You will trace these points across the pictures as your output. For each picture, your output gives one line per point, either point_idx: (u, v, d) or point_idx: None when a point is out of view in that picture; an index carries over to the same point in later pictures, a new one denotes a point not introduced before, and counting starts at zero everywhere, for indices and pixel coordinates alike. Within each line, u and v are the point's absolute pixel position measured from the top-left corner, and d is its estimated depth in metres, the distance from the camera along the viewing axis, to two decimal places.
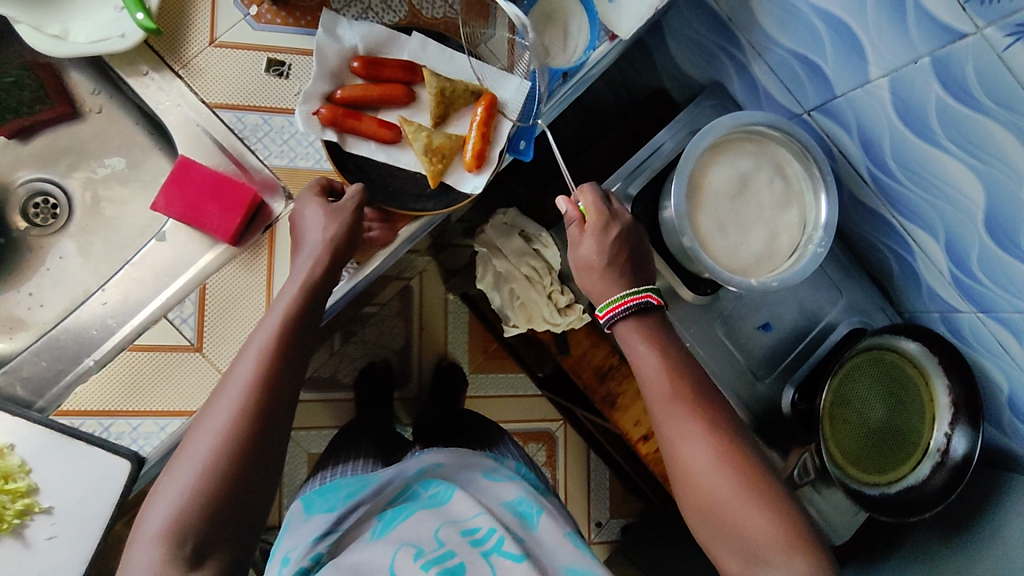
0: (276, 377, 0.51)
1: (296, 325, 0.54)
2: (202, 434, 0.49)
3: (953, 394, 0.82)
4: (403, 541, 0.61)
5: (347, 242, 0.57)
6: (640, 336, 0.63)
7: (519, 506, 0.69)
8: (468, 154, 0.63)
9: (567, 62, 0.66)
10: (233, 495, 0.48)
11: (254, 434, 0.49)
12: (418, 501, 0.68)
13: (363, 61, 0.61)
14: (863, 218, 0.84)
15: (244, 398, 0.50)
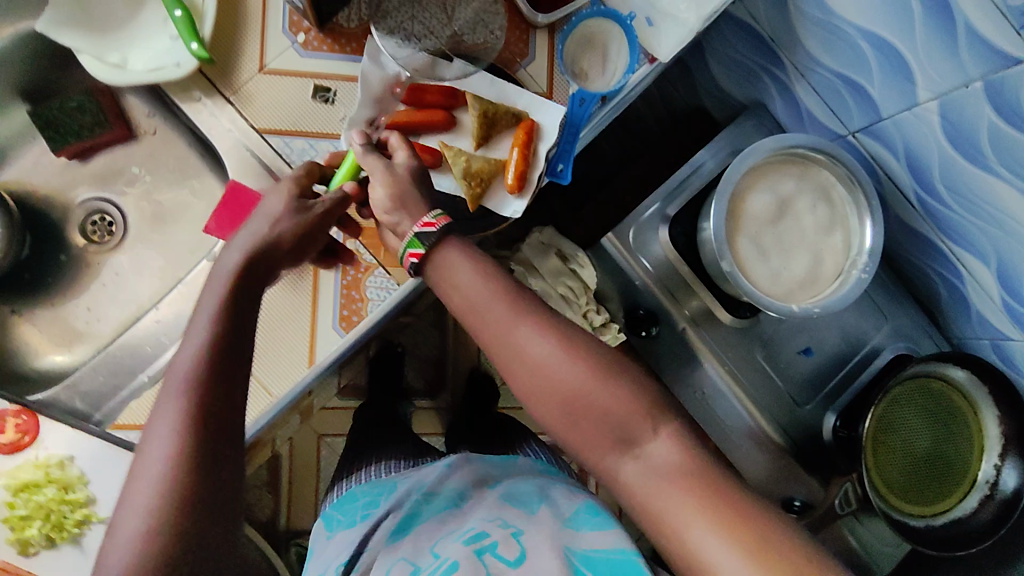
0: (225, 364, 0.47)
1: (238, 295, 0.51)
2: (159, 433, 0.44)
3: (1004, 427, 0.80)
4: (399, 560, 0.58)
5: (304, 225, 0.55)
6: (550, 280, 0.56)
7: (524, 501, 0.62)
8: (509, 177, 0.64)
9: (605, 87, 0.68)
10: (205, 485, 0.43)
11: (214, 423, 0.45)
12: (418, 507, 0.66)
13: (406, 88, 0.63)
14: (909, 242, 0.82)
15: (196, 386, 0.46)
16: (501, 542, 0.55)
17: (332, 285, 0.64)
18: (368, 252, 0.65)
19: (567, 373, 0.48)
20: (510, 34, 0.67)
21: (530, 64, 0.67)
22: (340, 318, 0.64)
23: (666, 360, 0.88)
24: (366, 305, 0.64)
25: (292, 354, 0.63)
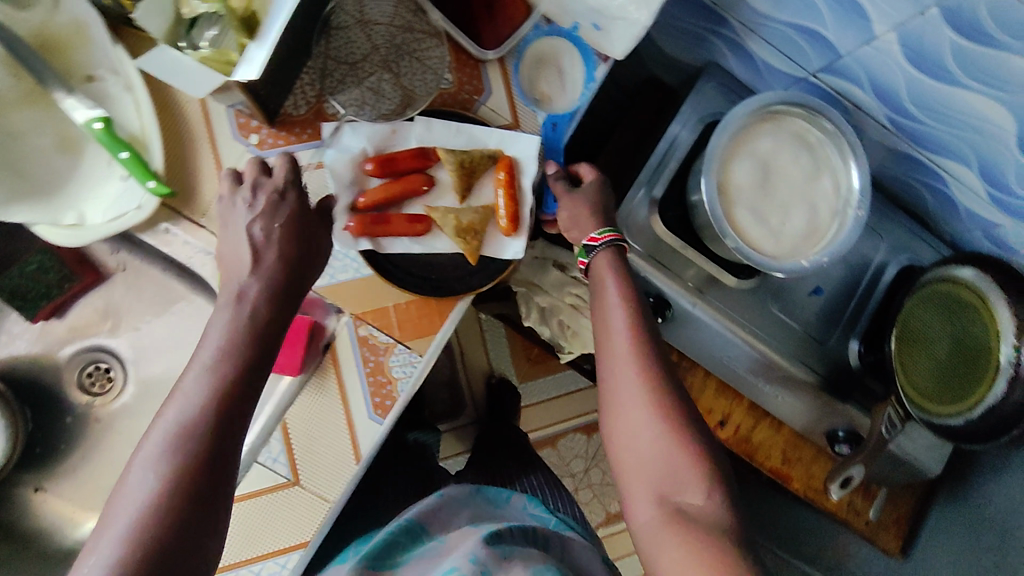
0: (208, 435, 0.42)
1: (251, 351, 0.46)
2: (138, 474, 0.41)
3: (1014, 309, 0.73)
4: None
5: (293, 267, 0.50)
6: (614, 276, 0.59)
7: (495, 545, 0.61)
8: (502, 220, 0.63)
9: (569, 101, 0.67)
10: (168, 562, 0.39)
11: (186, 502, 0.40)
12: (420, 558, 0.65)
13: (376, 162, 0.61)
14: (890, 161, 0.82)
15: (183, 445, 0.41)
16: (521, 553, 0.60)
17: (355, 374, 0.62)
18: (382, 333, 0.63)
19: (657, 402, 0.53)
20: (461, 72, 0.66)
21: (488, 98, 0.66)
22: (373, 406, 0.62)
23: (686, 337, 0.88)
24: (394, 386, 0.63)
25: (336, 456, 0.62)
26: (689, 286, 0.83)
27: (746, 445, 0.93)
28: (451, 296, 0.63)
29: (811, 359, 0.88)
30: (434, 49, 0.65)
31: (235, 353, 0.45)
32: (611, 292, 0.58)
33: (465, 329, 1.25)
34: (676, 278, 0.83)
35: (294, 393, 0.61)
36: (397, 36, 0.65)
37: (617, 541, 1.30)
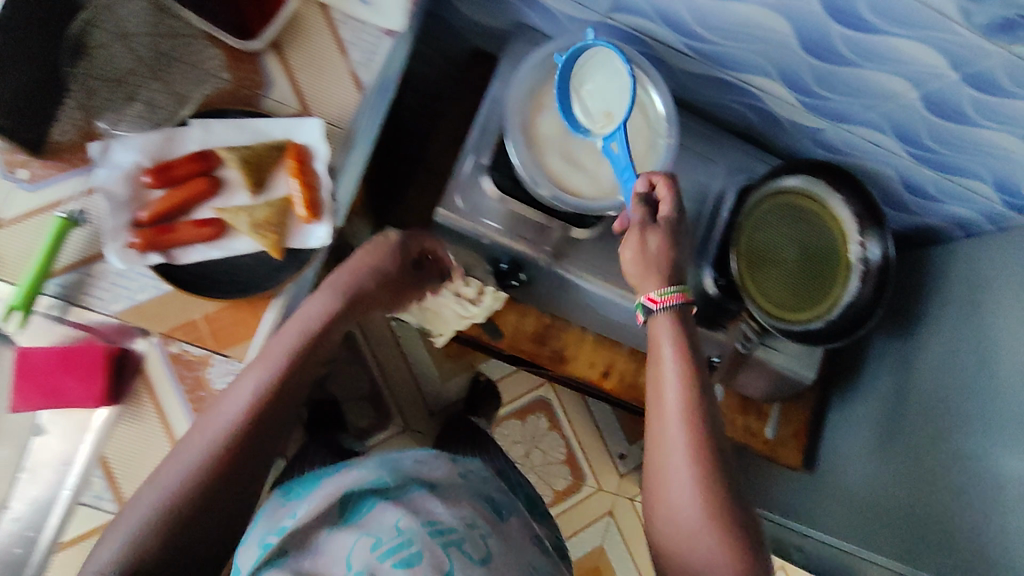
0: (259, 427, 0.55)
1: (294, 365, 0.58)
2: (185, 450, 0.53)
3: (851, 207, 0.84)
4: (361, 532, 0.60)
5: (347, 303, 0.64)
6: (673, 335, 0.62)
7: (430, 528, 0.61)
8: (299, 210, 0.62)
9: (359, 75, 0.66)
10: (202, 513, 0.51)
11: (230, 469, 0.53)
12: (378, 511, 0.63)
13: (153, 173, 0.60)
14: (704, 86, 0.82)
15: (242, 423, 0.54)
16: (468, 546, 0.61)
17: (172, 396, 0.63)
18: (193, 345, 0.63)
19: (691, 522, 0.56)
20: (239, 69, 0.64)
21: (272, 91, 0.65)
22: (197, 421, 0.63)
23: (548, 296, 0.89)
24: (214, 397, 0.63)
25: None
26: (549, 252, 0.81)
27: (631, 390, 0.96)
28: (262, 295, 0.62)
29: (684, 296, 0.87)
30: (204, 50, 0.63)
31: (294, 360, 0.58)
32: (670, 354, 0.61)
33: (379, 339, 1.31)
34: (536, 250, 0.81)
35: (111, 424, 0.63)
36: (159, 43, 0.62)
37: (569, 516, 1.38)
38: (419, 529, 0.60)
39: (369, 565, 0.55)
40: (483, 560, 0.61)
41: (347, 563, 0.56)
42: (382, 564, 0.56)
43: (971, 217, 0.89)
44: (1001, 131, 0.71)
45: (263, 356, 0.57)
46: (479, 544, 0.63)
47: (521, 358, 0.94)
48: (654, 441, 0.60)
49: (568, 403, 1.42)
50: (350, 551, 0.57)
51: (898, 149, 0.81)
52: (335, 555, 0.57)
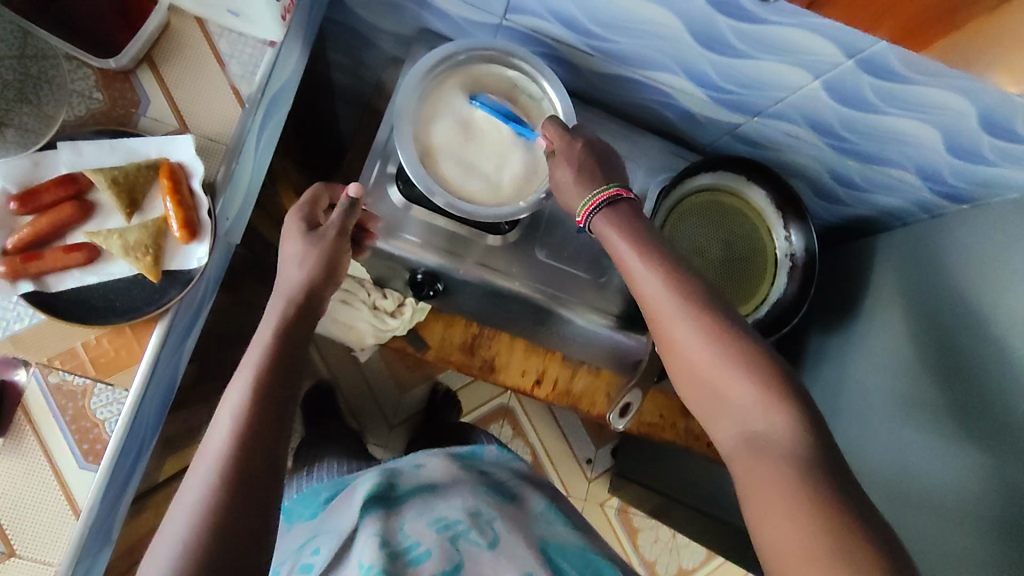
0: (274, 387, 0.53)
1: (279, 349, 0.56)
2: (196, 475, 0.48)
3: (772, 197, 0.82)
4: (371, 535, 0.61)
5: (337, 258, 0.62)
6: (615, 228, 0.60)
7: (441, 525, 0.63)
8: (176, 230, 0.60)
9: (238, 90, 0.65)
10: (228, 526, 0.45)
11: (264, 432, 0.50)
12: (395, 517, 0.65)
13: (19, 199, 0.58)
14: (614, 84, 0.80)
15: (256, 389, 0.52)
16: (475, 532, 0.62)
17: (56, 428, 0.60)
18: (76, 375, 0.61)
19: (704, 357, 0.53)
20: (111, 88, 0.62)
21: (147, 109, 0.63)
22: (83, 455, 0.61)
23: (474, 305, 0.87)
24: (100, 427, 0.61)
25: (52, 516, 0.60)
26: (471, 264, 0.78)
27: (567, 398, 0.94)
28: (142, 319, 0.61)
29: (615, 301, 0.81)
30: (75, 72, 0.61)
31: (285, 329, 0.57)
32: (634, 261, 0.58)
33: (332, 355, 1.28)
34: (458, 263, 0.78)
35: None
36: (27, 67, 0.58)
37: None
38: (424, 531, 0.62)
39: (381, 561, 0.57)
40: (491, 544, 0.61)
41: (361, 561, 0.58)
42: (399, 560, 0.58)
43: (904, 207, 0.86)
44: (911, 116, 0.68)
45: (257, 341, 0.56)
46: (485, 528, 0.63)
47: (451, 369, 0.92)
48: (681, 370, 0.56)
49: (531, 409, 1.39)
50: (362, 554, 0.59)
51: (816, 140, 0.79)
52: (354, 559, 0.60)
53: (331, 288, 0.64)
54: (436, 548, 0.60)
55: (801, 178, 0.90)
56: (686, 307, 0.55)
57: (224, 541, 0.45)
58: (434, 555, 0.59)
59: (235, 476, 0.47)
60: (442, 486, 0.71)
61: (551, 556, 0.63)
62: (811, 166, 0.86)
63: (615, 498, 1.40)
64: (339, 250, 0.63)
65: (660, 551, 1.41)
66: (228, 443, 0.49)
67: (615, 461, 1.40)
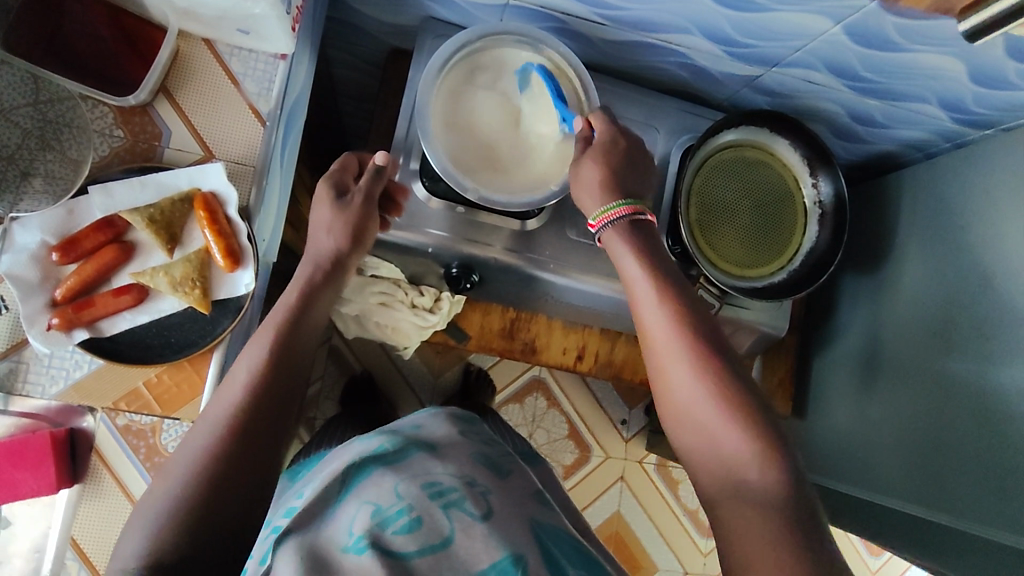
0: (273, 387, 0.53)
1: (286, 343, 0.56)
2: (183, 456, 0.48)
3: (799, 150, 0.83)
4: (359, 501, 0.49)
5: (357, 235, 0.65)
6: (627, 241, 0.62)
7: (432, 491, 0.51)
8: (218, 259, 0.60)
9: (259, 108, 0.63)
10: (212, 509, 0.46)
11: (252, 429, 0.50)
12: (379, 478, 0.52)
13: (60, 249, 0.57)
14: (626, 51, 0.78)
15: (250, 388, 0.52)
16: (470, 501, 0.51)
17: (130, 468, 0.62)
18: (143, 414, 0.61)
19: (703, 405, 0.54)
20: (131, 124, 0.61)
21: (170, 139, 0.62)
22: None
23: (505, 290, 0.87)
24: None
25: None
26: (502, 250, 0.78)
27: (608, 368, 0.95)
28: (200, 352, 0.61)
29: None
30: (92, 110, 0.60)
31: (283, 333, 0.56)
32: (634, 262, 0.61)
33: (363, 350, 1.30)
34: (489, 252, 0.78)
35: (73, 505, 0.62)
36: (43, 112, 0.58)
37: (591, 480, 1.39)
38: (417, 495, 0.50)
39: (370, 534, 0.46)
40: (486, 516, 0.50)
41: (346, 531, 0.47)
42: (388, 532, 0.47)
43: (929, 138, 0.85)
44: (935, 51, 0.67)
45: (254, 342, 0.56)
46: (484, 500, 0.52)
47: (492, 355, 0.93)
48: (665, 404, 0.58)
49: (562, 380, 1.40)
50: (349, 521, 0.48)
51: (836, 84, 0.77)
52: (334, 524, 0.48)
53: (357, 255, 0.66)
54: (428, 520, 0.48)
55: (821, 122, 0.89)
56: (687, 350, 0.56)
57: (204, 525, 0.45)
58: (425, 530, 0.47)
59: (211, 471, 0.47)
60: (439, 445, 0.59)
61: (545, 534, 0.52)
62: (831, 109, 0.84)
63: (653, 454, 1.43)
64: (365, 217, 0.65)
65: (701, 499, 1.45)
66: (216, 439, 0.49)
67: (649, 420, 1.42)
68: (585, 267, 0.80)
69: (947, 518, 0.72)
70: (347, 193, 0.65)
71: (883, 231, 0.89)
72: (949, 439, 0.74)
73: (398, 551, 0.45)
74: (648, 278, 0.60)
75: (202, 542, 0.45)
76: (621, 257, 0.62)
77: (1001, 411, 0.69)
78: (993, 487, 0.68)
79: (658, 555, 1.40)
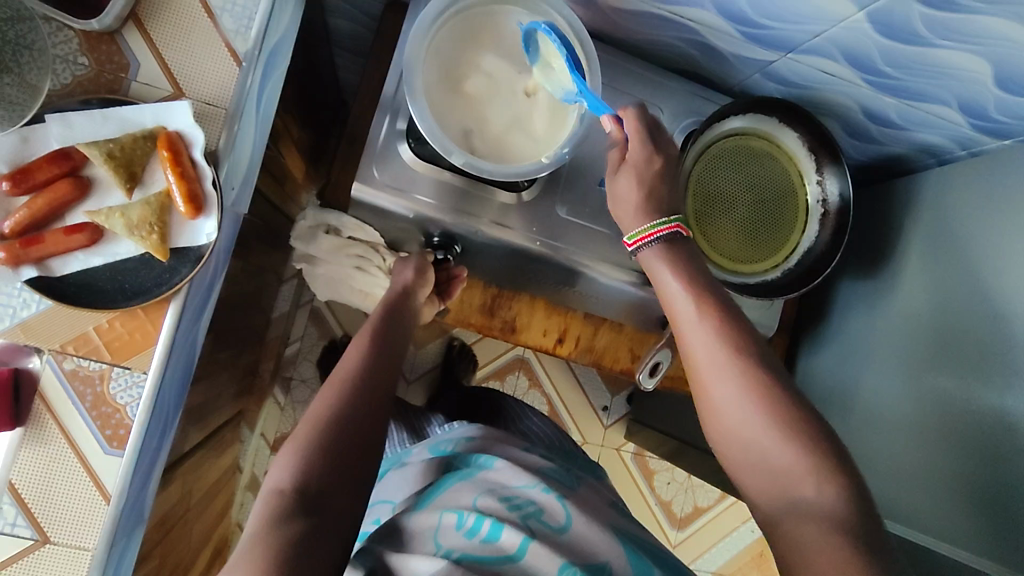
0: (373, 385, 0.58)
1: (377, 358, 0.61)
2: (299, 436, 0.52)
3: (806, 142, 0.79)
4: (444, 513, 0.54)
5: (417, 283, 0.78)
6: (666, 263, 0.61)
7: (511, 504, 0.55)
8: (180, 204, 0.56)
9: (236, 47, 0.60)
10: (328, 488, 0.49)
11: (360, 417, 0.54)
12: (460, 494, 0.57)
13: (10, 178, 0.54)
14: (636, 23, 0.74)
15: (354, 381, 0.57)
16: (547, 514, 0.55)
17: (77, 415, 0.59)
18: (91, 360, 0.59)
19: None
20: (97, 51, 0.58)
21: (137, 72, 0.58)
22: (107, 441, 0.59)
23: (490, 264, 0.84)
24: (122, 413, 0.59)
25: (82, 501, 0.59)
26: (489, 223, 0.74)
27: (589, 354, 0.92)
28: (154, 301, 0.58)
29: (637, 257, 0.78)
30: (55, 33, 0.56)
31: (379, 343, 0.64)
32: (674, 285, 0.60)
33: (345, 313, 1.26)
34: (475, 223, 0.74)
35: (13, 449, 0.58)
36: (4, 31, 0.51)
37: None
38: (497, 505, 0.54)
39: (459, 546, 0.50)
40: (564, 528, 0.54)
41: (435, 545, 0.51)
42: (474, 542, 0.51)
43: (942, 144, 0.81)
44: (960, 49, 0.63)
45: (359, 342, 0.64)
46: (558, 505, 0.56)
47: (471, 330, 0.90)
48: (709, 417, 0.57)
49: (546, 359, 1.37)
50: (436, 536, 0.52)
51: (853, 76, 0.73)
52: (424, 539, 0.52)
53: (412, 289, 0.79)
54: (509, 521, 0.52)
55: (833, 117, 0.85)
56: (729, 360, 0.55)
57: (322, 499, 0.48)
58: (506, 532, 0.51)
59: (327, 446, 0.51)
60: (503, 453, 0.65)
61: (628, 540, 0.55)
62: (845, 103, 0.80)
63: (632, 443, 1.41)
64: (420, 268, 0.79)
65: (676, 491, 1.43)
66: (327, 422, 0.52)
67: (631, 408, 1.40)
68: (574, 248, 0.76)
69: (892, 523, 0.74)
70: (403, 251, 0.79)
71: (886, 237, 0.86)
72: (916, 454, 0.75)
73: (488, 560, 0.49)
74: (686, 287, 0.59)
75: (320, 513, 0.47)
76: (660, 277, 0.61)
77: (976, 431, 0.69)
78: (949, 507, 0.69)
79: None
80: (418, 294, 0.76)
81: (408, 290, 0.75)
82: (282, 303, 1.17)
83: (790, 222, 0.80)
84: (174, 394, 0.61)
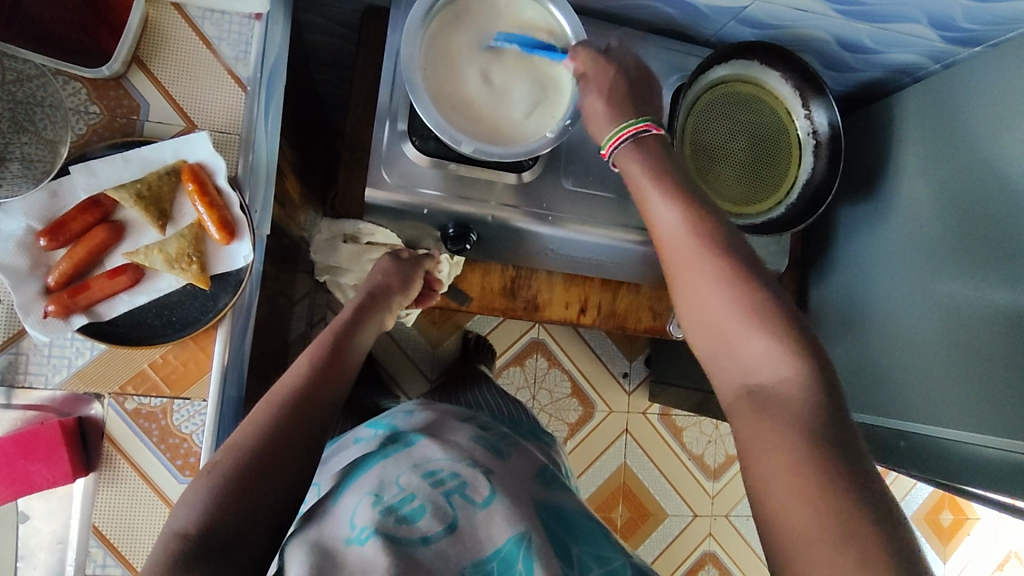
0: (313, 395, 0.57)
1: (320, 367, 0.60)
2: (224, 454, 0.50)
3: (790, 81, 0.82)
4: (364, 491, 0.54)
5: (404, 283, 0.78)
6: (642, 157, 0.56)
7: (431, 479, 0.55)
8: (213, 231, 0.58)
9: (240, 74, 0.62)
10: (241, 508, 0.47)
11: (274, 462, 0.50)
12: (381, 469, 0.57)
13: (47, 234, 0.55)
14: None
15: (272, 419, 0.53)
16: (470, 487, 0.55)
17: (147, 450, 0.60)
18: (151, 396, 0.60)
19: None
20: (106, 98, 0.60)
21: (148, 112, 0.60)
22: (180, 470, 0.61)
23: (503, 248, 0.86)
24: (189, 441, 0.61)
25: None
26: (498, 206, 0.76)
27: (612, 319, 0.95)
28: (204, 329, 0.60)
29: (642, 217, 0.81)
30: (64, 87, 0.58)
31: (318, 365, 0.60)
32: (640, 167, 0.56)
33: None
34: (484, 208, 0.76)
35: (91, 493, 0.60)
36: (12, 92, 0.55)
37: (596, 436, 1.40)
38: (418, 484, 0.55)
39: (374, 523, 0.50)
40: (485, 502, 0.54)
41: (350, 522, 0.51)
42: (391, 520, 0.51)
43: (917, 61, 0.84)
44: None
45: (309, 350, 0.63)
46: (482, 480, 0.56)
47: (495, 314, 0.93)
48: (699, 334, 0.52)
49: (561, 337, 1.40)
50: (352, 513, 0.52)
51: (826, 9, 0.75)
52: (341, 515, 0.53)
53: (408, 294, 0.79)
54: (430, 506, 0.53)
55: (809, 51, 0.87)
56: (698, 250, 0.51)
57: (235, 521, 0.46)
58: (425, 518, 0.51)
59: (242, 480, 0.48)
60: (437, 431, 0.64)
61: (547, 515, 0.55)
62: (819, 37, 0.83)
63: (656, 404, 1.44)
64: (414, 273, 0.80)
65: (706, 444, 1.47)
66: (232, 471, 0.48)
67: (651, 370, 1.43)
68: (583, 217, 0.79)
69: (911, 423, 0.79)
70: (402, 254, 0.81)
71: (876, 160, 0.89)
72: (927, 361, 0.79)
73: (403, 539, 0.49)
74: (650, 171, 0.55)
75: (227, 535, 0.46)
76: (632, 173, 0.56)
77: (990, 329, 0.72)
78: (961, 401, 0.74)
79: (668, 502, 1.43)
80: (395, 298, 0.77)
81: (388, 290, 0.76)
82: (298, 324, 1.18)
83: (785, 160, 0.83)
84: (233, 417, 0.63)
